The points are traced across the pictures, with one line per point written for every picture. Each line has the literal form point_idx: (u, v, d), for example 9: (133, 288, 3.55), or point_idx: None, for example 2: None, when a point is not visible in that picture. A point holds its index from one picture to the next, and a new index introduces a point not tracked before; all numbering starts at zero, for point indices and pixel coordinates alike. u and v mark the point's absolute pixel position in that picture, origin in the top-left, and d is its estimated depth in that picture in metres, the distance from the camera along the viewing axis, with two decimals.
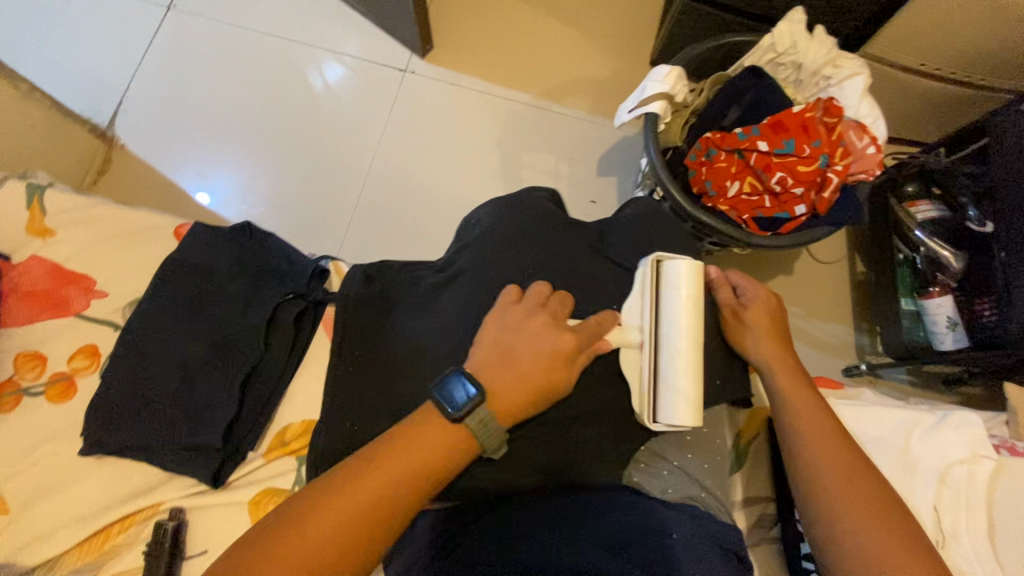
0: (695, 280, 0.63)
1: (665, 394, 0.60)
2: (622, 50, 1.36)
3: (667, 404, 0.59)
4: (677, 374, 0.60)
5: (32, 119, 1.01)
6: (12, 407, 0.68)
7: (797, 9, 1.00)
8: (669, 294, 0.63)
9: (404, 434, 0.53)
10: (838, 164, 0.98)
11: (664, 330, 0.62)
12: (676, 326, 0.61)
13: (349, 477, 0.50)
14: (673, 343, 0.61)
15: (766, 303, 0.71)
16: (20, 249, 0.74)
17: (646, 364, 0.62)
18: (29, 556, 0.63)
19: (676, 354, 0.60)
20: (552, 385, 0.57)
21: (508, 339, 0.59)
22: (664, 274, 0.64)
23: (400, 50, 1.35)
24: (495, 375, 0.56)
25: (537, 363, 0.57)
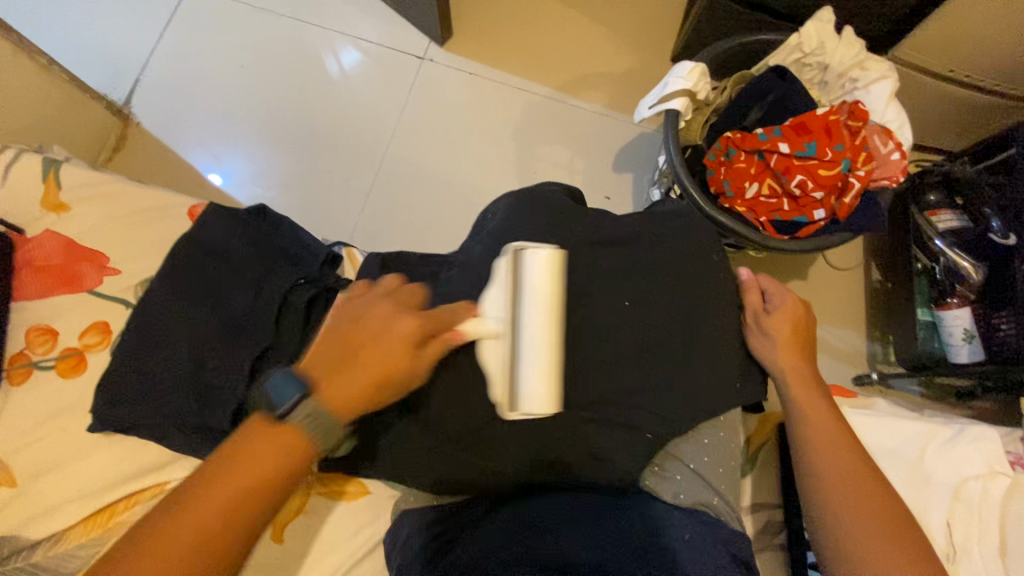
0: (553, 271, 0.57)
1: (522, 385, 0.54)
2: (643, 45, 1.34)
3: (523, 396, 0.54)
4: (529, 364, 0.55)
5: (47, 92, 1.00)
6: (23, 379, 0.68)
7: (827, 8, 0.98)
8: (529, 284, 0.56)
9: (247, 438, 0.48)
10: (860, 170, 0.96)
11: (521, 319, 0.56)
12: (531, 318, 0.55)
13: (193, 491, 0.45)
14: (529, 334, 0.55)
15: (790, 309, 0.70)
16: (35, 224, 0.75)
17: (505, 353, 0.56)
18: (35, 528, 0.63)
19: (531, 346, 0.55)
20: (393, 375, 0.52)
21: (351, 330, 0.53)
22: (521, 264, 0.56)
23: (418, 37, 1.34)
24: (328, 371, 0.51)
25: (383, 354, 0.52)
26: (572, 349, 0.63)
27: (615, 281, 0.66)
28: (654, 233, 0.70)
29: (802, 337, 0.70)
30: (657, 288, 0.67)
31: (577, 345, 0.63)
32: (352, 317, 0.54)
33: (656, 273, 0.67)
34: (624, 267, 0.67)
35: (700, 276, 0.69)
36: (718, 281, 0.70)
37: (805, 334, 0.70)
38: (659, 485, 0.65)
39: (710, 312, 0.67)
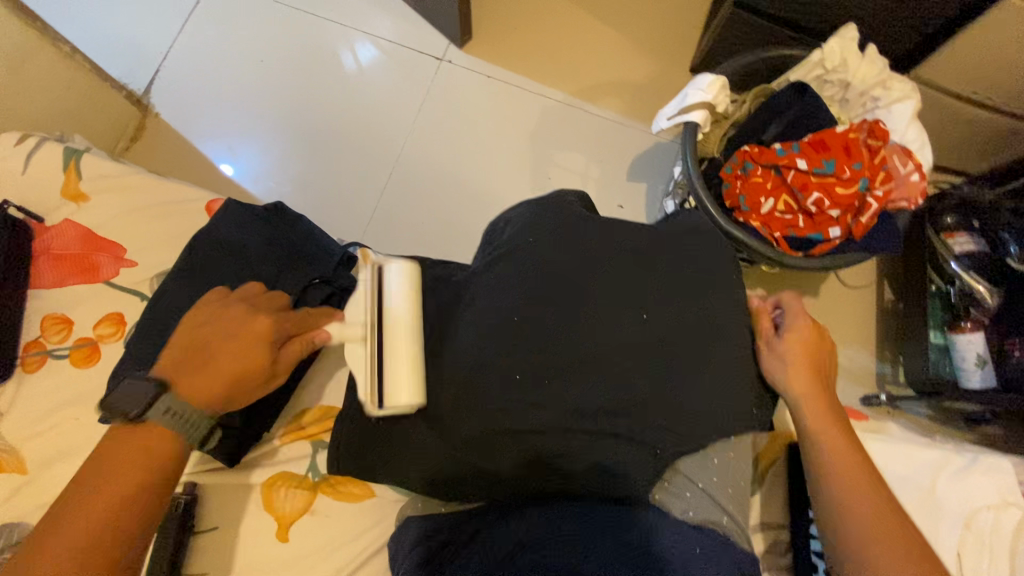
0: (411, 279, 0.66)
1: (385, 382, 0.59)
2: (663, 54, 1.34)
3: (389, 388, 0.59)
4: (394, 361, 0.61)
5: (69, 81, 1.01)
6: (38, 366, 0.69)
7: (851, 26, 0.97)
8: (392, 288, 0.64)
9: (118, 450, 0.51)
10: (878, 189, 0.95)
11: (384, 322, 0.62)
12: (397, 318, 0.62)
13: (68, 506, 0.48)
14: (397, 338, 0.62)
15: (806, 332, 0.69)
16: (54, 212, 0.75)
17: (365, 352, 0.61)
18: (44, 515, 0.64)
19: (395, 342, 0.61)
20: (252, 370, 0.54)
21: (206, 335, 0.55)
22: (384, 273, 0.65)
23: (438, 38, 1.34)
24: (185, 376, 0.53)
25: (231, 354, 0.54)
26: (585, 361, 0.63)
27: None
28: (670, 247, 0.70)
29: (819, 360, 0.69)
30: (672, 302, 0.66)
31: (589, 357, 0.63)
32: (187, 323, 0.55)
33: (671, 287, 0.67)
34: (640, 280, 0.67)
35: (716, 293, 0.68)
36: (733, 298, 0.69)
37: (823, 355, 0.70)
38: (666, 500, 0.65)
39: (724, 329, 0.67)
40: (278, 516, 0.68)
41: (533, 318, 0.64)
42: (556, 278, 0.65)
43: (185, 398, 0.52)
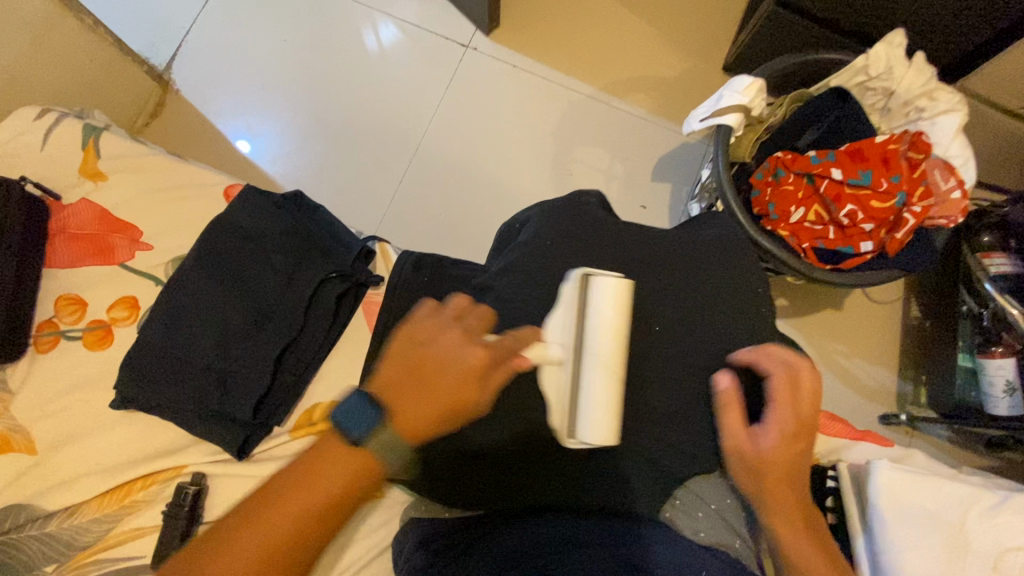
0: (624, 298, 0.56)
1: (582, 418, 0.53)
2: (696, 51, 1.30)
3: (584, 424, 0.53)
4: (592, 395, 0.53)
5: (92, 52, 1.00)
6: (50, 348, 0.69)
7: (899, 31, 0.93)
8: (596, 311, 0.55)
9: (308, 464, 0.41)
10: (915, 205, 0.92)
11: (589, 348, 0.55)
12: (601, 346, 0.54)
13: (253, 514, 0.39)
14: (598, 372, 0.54)
15: (799, 438, 0.56)
16: (72, 190, 0.74)
17: (565, 378, 0.54)
18: (53, 498, 0.64)
19: (599, 372, 0.54)
20: (463, 405, 0.43)
21: (427, 350, 0.44)
22: (591, 291, 0.56)
23: (465, 25, 1.30)
24: (403, 398, 0.43)
25: (454, 379, 0.43)
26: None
27: (655, 304, 0.64)
28: (699, 256, 0.67)
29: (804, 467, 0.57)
30: (698, 316, 0.64)
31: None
32: (413, 335, 0.45)
33: (698, 299, 0.65)
34: (666, 290, 0.65)
35: (744, 308, 0.66)
36: (763, 315, 0.66)
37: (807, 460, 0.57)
38: (677, 519, 0.63)
39: (751, 347, 0.64)
40: None
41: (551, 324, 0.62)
42: None
43: (399, 427, 0.42)
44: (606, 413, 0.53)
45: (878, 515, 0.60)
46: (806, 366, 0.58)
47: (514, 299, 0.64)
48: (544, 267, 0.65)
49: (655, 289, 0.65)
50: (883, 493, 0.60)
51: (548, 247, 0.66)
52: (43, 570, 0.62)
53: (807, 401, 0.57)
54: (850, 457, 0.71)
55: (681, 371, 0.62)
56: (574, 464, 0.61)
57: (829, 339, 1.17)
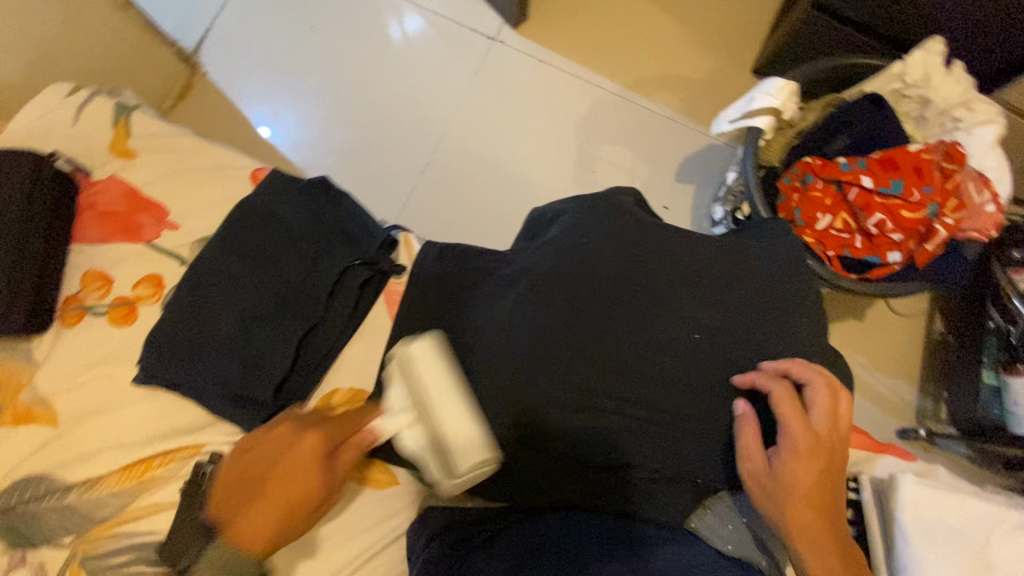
0: (439, 344, 0.57)
1: (447, 463, 0.54)
2: (726, 52, 1.28)
3: (453, 469, 0.54)
4: (445, 438, 0.53)
5: (122, 33, 1.01)
6: (75, 322, 0.69)
7: (938, 38, 0.91)
8: (411, 372, 0.56)
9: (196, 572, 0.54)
10: (948, 217, 0.89)
11: (425, 400, 0.55)
12: (438, 395, 0.55)
13: None
14: (445, 417, 0.54)
15: (814, 453, 0.55)
16: (102, 167, 0.75)
17: (417, 434, 0.55)
18: (74, 470, 0.64)
19: (443, 417, 0.54)
20: (299, 502, 0.54)
21: (253, 456, 0.56)
22: (406, 353, 0.57)
23: (493, 17, 1.30)
24: (242, 505, 0.54)
25: (284, 482, 0.54)
26: (628, 370, 0.60)
27: (681, 306, 0.63)
28: (728, 259, 0.66)
29: (829, 484, 0.55)
30: (727, 320, 0.63)
31: (634, 369, 0.60)
32: (243, 449, 0.57)
33: (727, 303, 0.63)
34: (694, 291, 0.63)
35: (774, 313, 0.64)
36: (796, 322, 0.64)
37: (831, 475, 0.56)
38: (707, 529, 0.62)
39: (780, 352, 0.62)
40: None
41: (576, 321, 0.61)
42: (605, 281, 0.63)
43: (238, 540, 0.53)
44: (465, 444, 0.53)
45: (902, 531, 0.59)
46: (818, 382, 0.57)
47: (538, 293, 0.63)
48: (570, 261, 0.64)
49: (684, 287, 0.64)
50: (906, 509, 0.59)
51: (577, 245, 0.65)
52: (61, 541, 0.63)
53: (821, 415, 0.56)
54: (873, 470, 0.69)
55: (706, 375, 0.61)
56: (593, 462, 0.61)
57: (848, 350, 1.16)
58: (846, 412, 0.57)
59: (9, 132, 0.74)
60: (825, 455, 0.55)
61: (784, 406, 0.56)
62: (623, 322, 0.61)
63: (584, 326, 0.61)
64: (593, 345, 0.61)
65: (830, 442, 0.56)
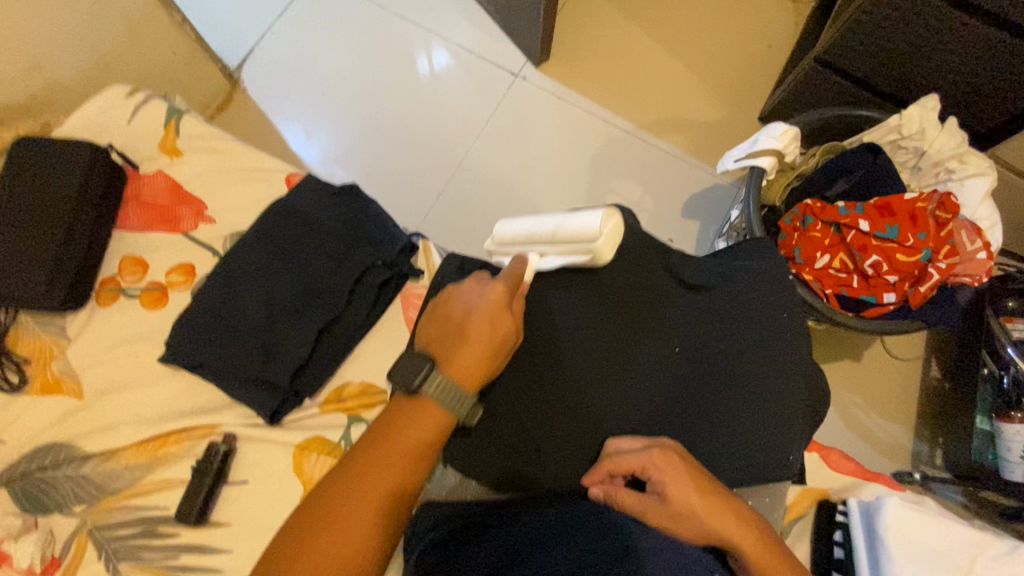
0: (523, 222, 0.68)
1: (577, 227, 0.61)
2: (736, 100, 1.35)
3: (586, 221, 0.60)
4: (561, 222, 0.63)
5: (176, 46, 1.09)
6: (109, 302, 0.74)
7: (933, 96, 0.97)
8: (530, 231, 0.67)
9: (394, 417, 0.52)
10: (941, 262, 0.94)
11: (543, 237, 0.64)
12: (544, 221, 0.65)
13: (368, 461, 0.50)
14: (562, 229, 0.62)
15: (676, 473, 0.54)
16: (151, 163, 0.81)
17: (561, 250, 0.62)
18: (93, 442, 0.67)
19: (554, 220, 0.64)
20: (501, 339, 0.54)
21: (457, 309, 0.55)
22: (516, 235, 0.68)
23: (518, 56, 1.39)
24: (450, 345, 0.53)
25: (481, 318, 0.53)
26: (627, 388, 0.61)
27: (682, 327, 0.64)
28: (740, 286, 0.67)
29: (708, 482, 0.55)
30: (728, 342, 0.64)
31: (635, 386, 0.62)
32: (443, 303, 0.56)
33: (730, 326, 0.65)
34: (697, 311, 0.65)
35: (783, 341, 0.65)
36: (795, 349, 0.66)
37: (701, 474, 0.55)
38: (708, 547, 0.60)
39: (785, 376, 0.63)
40: (304, 480, 0.67)
41: (590, 333, 0.63)
42: (624, 305, 0.64)
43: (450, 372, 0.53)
44: (588, 219, 0.60)
45: (886, 551, 0.60)
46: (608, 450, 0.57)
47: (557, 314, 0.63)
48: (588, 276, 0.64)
49: (691, 305, 0.65)
50: (890, 529, 0.61)
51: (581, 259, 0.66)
52: (72, 509, 0.65)
53: (650, 442, 0.56)
54: (862, 496, 0.71)
55: (706, 398, 0.62)
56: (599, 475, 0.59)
57: (846, 389, 1.18)
58: (638, 439, 0.57)
59: (70, 126, 0.81)
60: (677, 459, 0.55)
61: (620, 455, 0.56)
62: (627, 341, 0.63)
63: (587, 343, 0.62)
64: (595, 359, 0.62)
65: (672, 446, 0.56)
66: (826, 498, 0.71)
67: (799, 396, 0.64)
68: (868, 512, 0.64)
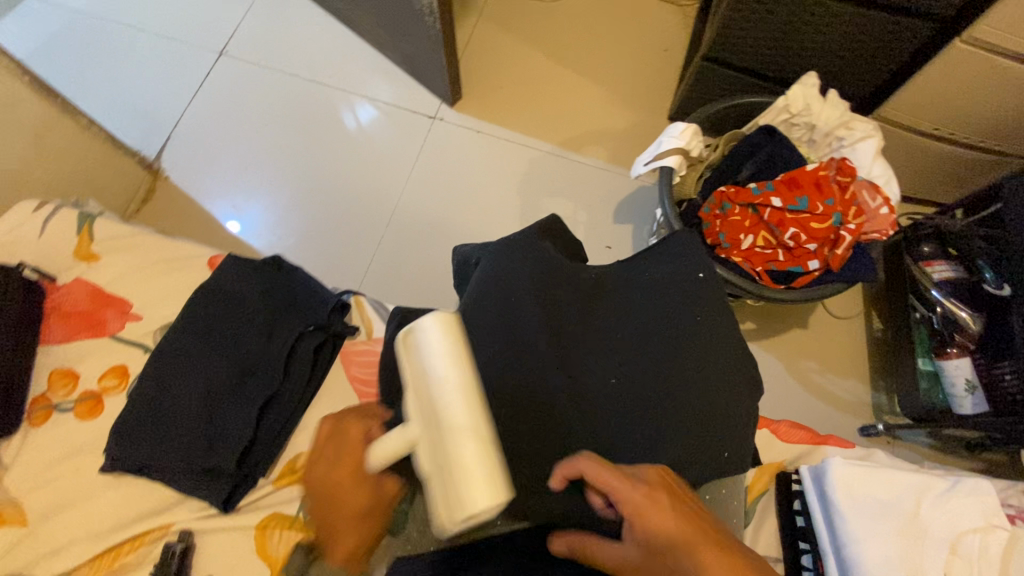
0: (453, 339, 0.43)
1: (455, 481, 0.40)
2: (644, 105, 1.42)
3: (464, 481, 0.40)
4: (461, 445, 0.41)
5: (88, 149, 1.10)
6: (43, 421, 0.72)
7: (811, 74, 1.05)
8: (440, 388, 0.42)
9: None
10: (851, 223, 0.99)
11: (442, 422, 0.42)
12: (448, 403, 0.42)
13: None
14: (450, 457, 0.41)
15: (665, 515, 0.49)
16: (67, 272, 0.80)
17: (427, 450, 0.44)
18: (43, 569, 0.65)
19: (453, 427, 0.41)
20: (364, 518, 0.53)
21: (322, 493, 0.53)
22: (415, 343, 0.44)
23: (431, 99, 1.43)
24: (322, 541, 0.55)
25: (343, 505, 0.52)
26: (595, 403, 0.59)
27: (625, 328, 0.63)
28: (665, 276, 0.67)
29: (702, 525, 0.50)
30: (668, 349, 0.62)
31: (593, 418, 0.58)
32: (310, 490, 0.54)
33: (670, 313, 0.64)
34: (629, 324, 0.64)
35: (717, 315, 0.65)
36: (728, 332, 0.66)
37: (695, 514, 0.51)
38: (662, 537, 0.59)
39: (729, 354, 0.64)
40: (271, 561, 0.67)
41: (540, 347, 0.59)
42: (559, 314, 0.62)
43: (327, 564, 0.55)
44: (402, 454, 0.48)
45: (838, 511, 0.63)
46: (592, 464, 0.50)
47: (497, 327, 0.60)
48: (517, 294, 0.62)
49: (625, 299, 0.66)
50: (839, 488, 0.64)
51: (502, 298, 0.62)
52: None
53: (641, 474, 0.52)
54: (814, 461, 0.74)
55: (674, 402, 0.59)
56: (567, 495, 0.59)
57: (800, 357, 1.22)
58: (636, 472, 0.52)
59: None
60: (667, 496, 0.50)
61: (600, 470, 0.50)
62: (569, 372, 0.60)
63: (544, 367, 0.59)
64: (546, 395, 0.58)
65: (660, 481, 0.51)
66: (781, 469, 0.73)
67: (742, 376, 0.64)
68: (818, 476, 0.67)
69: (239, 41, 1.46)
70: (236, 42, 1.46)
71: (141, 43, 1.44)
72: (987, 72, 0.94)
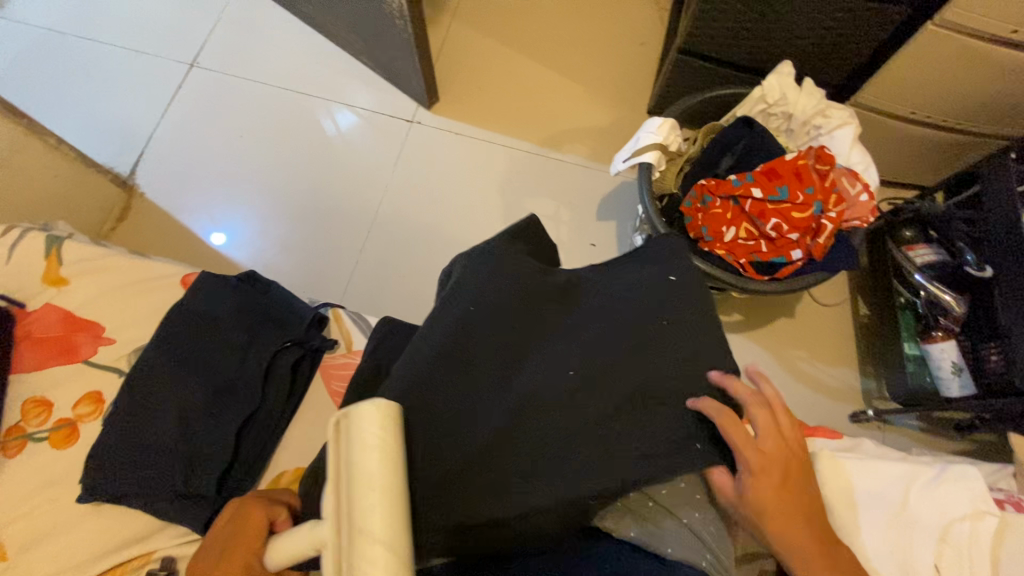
0: (383, 427, 0.42)
1: None
2: (623, 100, 1.42)
3: None
4: (369, 553, 0.38)
5: (58, 171, 1.07)
6: (18, 452, 0.69)
7: (785, 63, 1.05)
8: (358, 486, 0.40)
9: None
10: (831, 211, 0.99)
11: (353, 523, 0.39)
12: (362, 505, 0.39)
13: None
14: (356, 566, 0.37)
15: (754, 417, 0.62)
16: (35, 297, 0.78)
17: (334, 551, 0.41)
18: None
19: (363, 532, 0.38)
20: None
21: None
22: (344, 430, 0.42)
23: (408, 102, 1.41)
24: None
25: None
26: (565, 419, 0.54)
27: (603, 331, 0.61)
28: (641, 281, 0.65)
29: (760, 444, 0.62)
30: (647, 341, 0.59)
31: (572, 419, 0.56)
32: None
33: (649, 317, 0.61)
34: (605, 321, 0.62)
35: (699, 318, 0.61)
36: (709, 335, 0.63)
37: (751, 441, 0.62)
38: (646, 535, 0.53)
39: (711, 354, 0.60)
40: None
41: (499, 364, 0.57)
42: (528, 324, 0.61)
43: None
44: (310, 545, 0.45)
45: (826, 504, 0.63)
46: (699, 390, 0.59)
47: (459, 341, 0.58)
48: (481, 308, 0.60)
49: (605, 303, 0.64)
50: (827, 482, 0.63)
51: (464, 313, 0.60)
52: None
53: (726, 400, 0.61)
54: None
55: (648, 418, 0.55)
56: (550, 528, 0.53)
57: (788, 346, 1.22)
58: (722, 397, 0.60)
59: None
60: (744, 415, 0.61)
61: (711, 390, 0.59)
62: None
63: (505, 385, 0.57)
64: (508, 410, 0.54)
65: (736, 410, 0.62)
66: None
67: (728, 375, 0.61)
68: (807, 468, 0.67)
69: (211, 52, 1.44)
70: (207, 53, 1.44)
71: (110, 58, 1.41)
72: (962, 56, 0.94)
